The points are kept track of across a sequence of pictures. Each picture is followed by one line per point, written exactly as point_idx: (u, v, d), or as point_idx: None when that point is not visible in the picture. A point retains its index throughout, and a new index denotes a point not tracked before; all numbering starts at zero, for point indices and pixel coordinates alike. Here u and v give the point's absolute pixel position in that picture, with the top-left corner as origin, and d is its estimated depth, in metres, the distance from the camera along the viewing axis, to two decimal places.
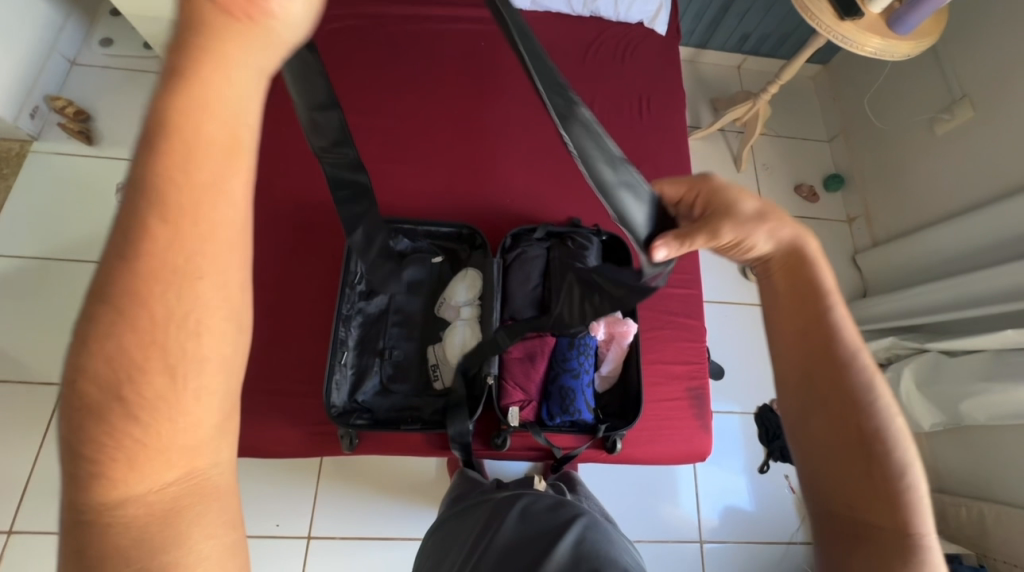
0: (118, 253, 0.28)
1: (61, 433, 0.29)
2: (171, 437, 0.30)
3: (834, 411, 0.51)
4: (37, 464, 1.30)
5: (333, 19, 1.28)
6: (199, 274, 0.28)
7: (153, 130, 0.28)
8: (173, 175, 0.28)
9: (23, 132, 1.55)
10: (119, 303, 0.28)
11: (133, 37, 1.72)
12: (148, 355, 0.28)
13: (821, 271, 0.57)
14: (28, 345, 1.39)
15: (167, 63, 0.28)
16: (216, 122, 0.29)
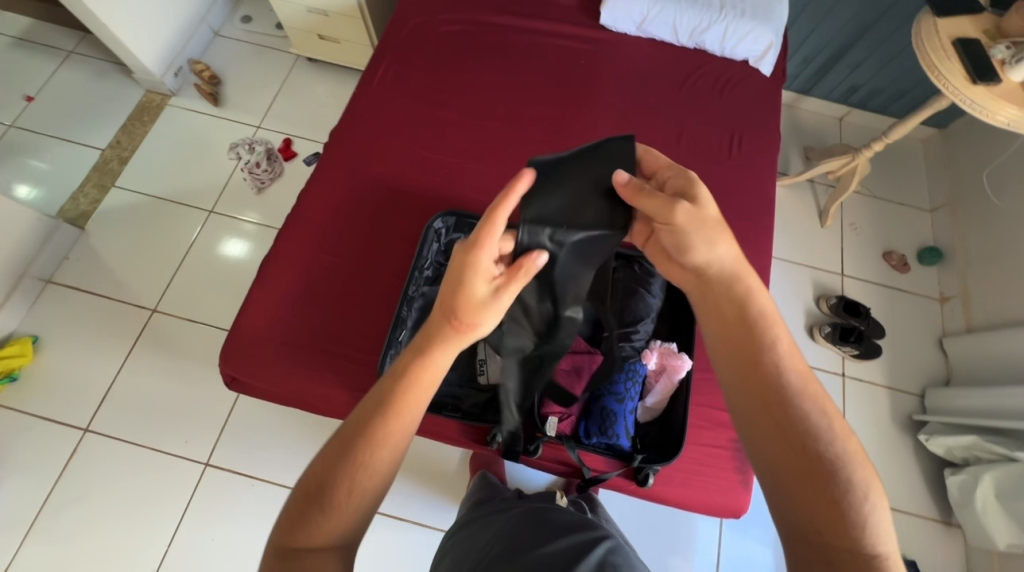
0: (367, 423, 0.56)
1: (296, 508, 0.56)
2: (337, 526, 0.55)
3: (790, 441, 0.55)
4: (119, 375, 1.47)
5: (448, 22, 1.37)
6: (387, 445, 0.56)
7: (399, 373, 0.57)
8: (399, 395, 0.57)
9: (165, 88, 1.78)
10: (348, 448, 0.56)
11: (269, 18, 1.93)
12: (344, 481, 0.55)
13: (756, 301, 0.61)
14: (133, 270, 1.58)
15: (417, 340, 0.59)
16: (427, 374, 0.58)
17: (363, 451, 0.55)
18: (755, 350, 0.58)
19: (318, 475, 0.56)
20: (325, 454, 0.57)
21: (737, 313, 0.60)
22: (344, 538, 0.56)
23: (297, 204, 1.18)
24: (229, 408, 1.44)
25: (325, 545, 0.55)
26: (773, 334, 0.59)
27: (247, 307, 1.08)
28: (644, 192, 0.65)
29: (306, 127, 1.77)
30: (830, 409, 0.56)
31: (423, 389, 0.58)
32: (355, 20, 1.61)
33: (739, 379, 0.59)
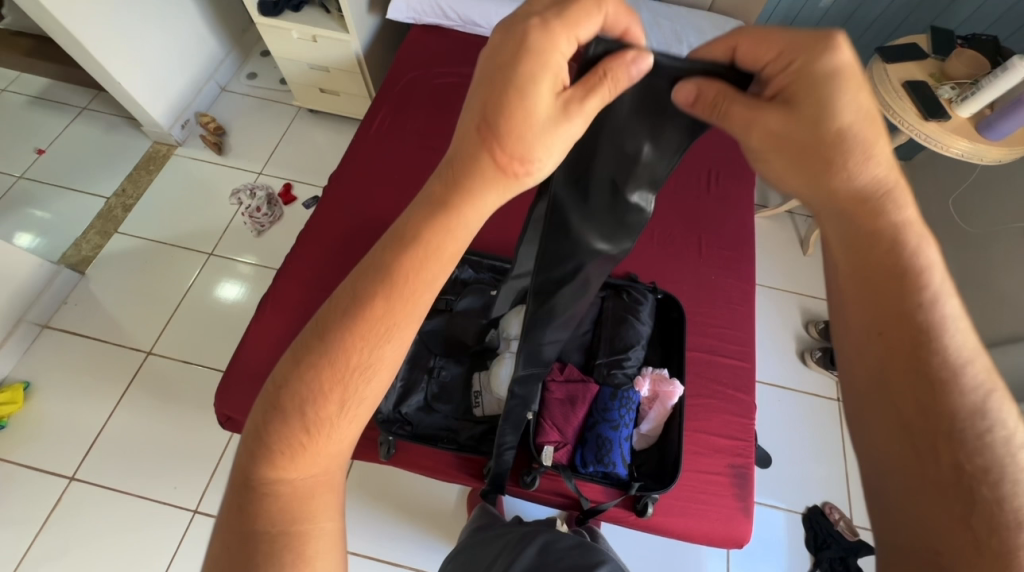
0: (359, 304, 0.44)
1: (269, 410, 0.45)
2: (327, 443, 0.45)
3: (918, 434, 0.45)
4: (109, 420, 1.44)
5: (441, 74, 1.48)
6: (389, 336, 0.45)
7: (409, 241, 0.44)
8: (408, 273, 0.44)
9: (172, 138, 1.87)
10: (335, 347, 0.44)
11: (274, 74, 2.07)
12: (336, 386, 0.44)
13: (915, 253, 0.47)
14: (130, 313, 1.60)
15: (435, 195, 0.45)
16: (450, 243, 0.45)
17: (357, 350, 0.44)
18: (900, 312, 0.46)
19: (295, 379, 0.44)
20: (301, 353, 0.45)
21: (884, 264, 0.47)
22: (333, 457, 0.47)
23: (297, 243, 1.23)
24: (221, 451, 1.41)
25: (310, 462, 0.46)
26: (932, 299, 0.46)
27: (244, 345, 1.10)
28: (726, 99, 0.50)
29: (306, 173, 1.86)
30: (997, 399, 0.44)
31: (435, 264, 0.45)
32: (354, 75, 1.72)
33: (864, 344, 0.48)
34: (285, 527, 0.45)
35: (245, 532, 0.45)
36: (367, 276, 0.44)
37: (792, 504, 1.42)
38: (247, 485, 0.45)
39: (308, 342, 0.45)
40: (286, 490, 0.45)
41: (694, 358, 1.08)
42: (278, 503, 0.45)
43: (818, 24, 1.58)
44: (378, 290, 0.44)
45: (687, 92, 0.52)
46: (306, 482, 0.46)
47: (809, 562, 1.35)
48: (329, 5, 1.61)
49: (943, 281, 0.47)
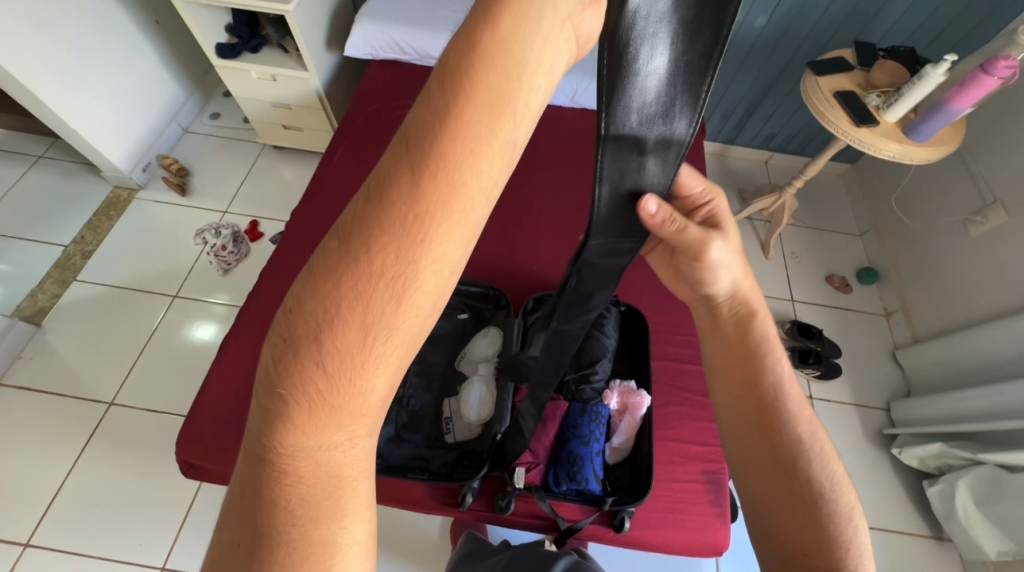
0: (375, 205, 0.31)
1: (269, 359, 0.33)
2: (351, 395, 0.32)
3: (772, 449, 0.56)
4: (68, 478, 1.37)
5: (401, 106, 1.52)
6: (422, 239, 0.31)
7: (440, 101, 0.30)
8: (443, 153, 0.30)
9: (133, 182, 1.85)
10: (354, 265, 0.31)
11: (237, 113, 2.08)
12: (357, 310, 0.31)
13: (762, 321, 0.59)
14: (90, 363, 1.54)
15: (465, 38, 0.31)
16: (490, 93, 0.31)
17: (381, 262, 0.31)
18: (755, 375, 0.58)
19: (311, 308, 0.31)
20: (321, 271, 0.32)
21: (741, 335, 0.59)
22: (365, 421, 0.34)
23: (259, 280, 1.21)
24: (190, 501, 1.35)
25: (329, 428, 0.33)
26: (775, 361, 0.58)
27: (205, 389, 1.07)
28: (670, 227, 0.55)
29: (272, 209, 1.85)
30: (821, 435, 0.57)
31: (481, 127, 0.31)
32: (316, 110, 1.75)
33: (738, 391, 0.59)
34: (313, 498, 0.33)
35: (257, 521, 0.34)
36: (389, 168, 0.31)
37: None
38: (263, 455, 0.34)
39: (322, 262, 0.32)
40: (305, 461, 0.33)
41: (662, 367, 1.10)
42: (299, 475, 0.33)
43: (755, 42, 1.68)
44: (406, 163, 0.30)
45: (651, 203, 0.53)
46: (331, 448, 0.34)
47: None
48: (288, 45, 1.65)
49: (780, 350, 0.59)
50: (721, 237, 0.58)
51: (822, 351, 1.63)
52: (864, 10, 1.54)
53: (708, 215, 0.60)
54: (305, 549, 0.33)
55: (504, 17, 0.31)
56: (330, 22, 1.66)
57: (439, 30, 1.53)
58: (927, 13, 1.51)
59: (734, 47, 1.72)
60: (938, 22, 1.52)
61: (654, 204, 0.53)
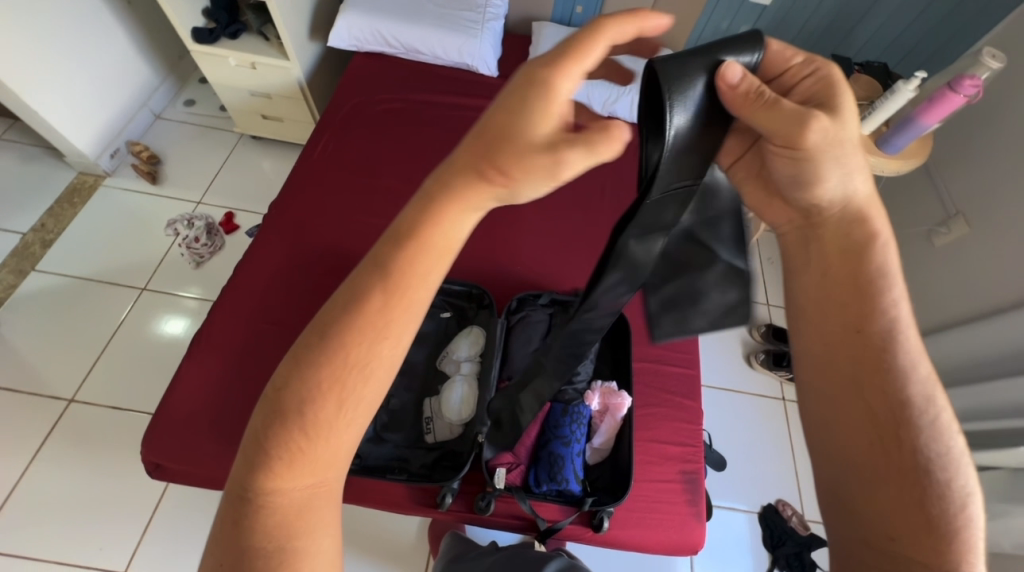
0: (346, 302, 0.36)
1: (258, 414, 0.37)
2: (322, 456, 0.36)
3: (872, 411, 0.44)
4: (22, 479, 1.30)
5: (385, 100, 1.49)
6: (386, 334, 0.36)
7: (402, 232, 0.36)
8: (405, 266, 0.35)
9: (99, 169, 1.77)
10: (330, 351, 0.35)
11: (213, 101, 2.01)
12: (332, 389, 0.35)
13: (880, 247, 0.46)
14: (49, 358, 1.46)
15: (426, 194, 0.36)
16: (444, 235, 0.36)
17: (357, 349, 0.35)
18: (863, 315, 0.45)
19: (293, 382, 0.36)
20: (302, 353, 0.36)
21: (849, 259, 0.46)
22: (332, 469, 0.38)
23: (234, 274, 1.17)
24: (156, 502, 1.30)
25: (304, 476, 0.36)
26: (892, 300, 0.45)
27: (174, 387, 1.03)
28: (755, 105, 0.47)
29: (249, 201, 1.79)
30: (938, 399, 0.45)
31: (438, 257, 0.36)
32: (298, 101, 1.70)
33: (837, 337, 0.46)
34: (281, 537, 0.36)
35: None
36: (369, 267, 0.36)
37: (751, 504, 1.46)
38: (239, 508, 0.36)
39: (305, 342, 0.37)
40: (275, 516, 0.36)
41: (643, 369, 1.11)
42: (272, 526, 0.36)
43: None
44: (374, 272, 0.36)
45: (735, 70, 0.48)
46: (299, 503, 0.37)
47: (767, 560, 1.38)
48: (269, 32, 1.60)
49: (899, 283, 0.46)
50: (832, 116, 0.45)
51: None
52: (841, 25, 1.60)
53: (813, 91, 0.48)
54: None
55: (449, 202, 0.35)
56: (314, 11, 1.62)
57: (426, 25, 1.51)
58: (899, 31, 1.57)
59: None
60: (909, 41, 1.59)
61: (738, 71, 0.47)
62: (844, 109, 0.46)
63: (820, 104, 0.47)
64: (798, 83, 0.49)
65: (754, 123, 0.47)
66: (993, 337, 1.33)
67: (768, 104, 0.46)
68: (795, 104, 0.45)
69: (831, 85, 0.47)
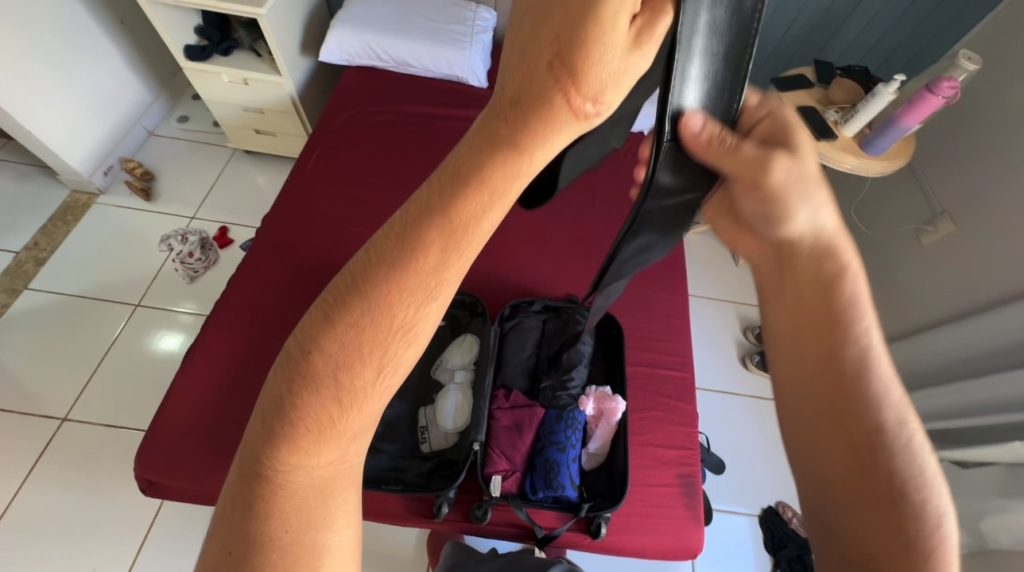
0: (393, 252, 0.30)
1: (279, 378, 0.32)
2: (354, 430, 0.33)
3: (848, 438, 0.45)
4: (15, 500, 1.28)
5: (377, 113, 1.51)
6: (437, 293, 0.31)
7: (468, 171, 0.30)
8: (469, 213, 0.30)
9: (93, 186, 1.77)
10: (373, 306, 0.30)
11: (206, 117, 2.02)
12: (372, 351, 0.31)
13: (850, 276, 0.46)
14: (42, 377, 1.45)
15: (499, 129, 0.31)
16: (520, 177, 0.31)
17: (404, 308, 0.30)
18: (834, 345, 0.46)
19: (324, 340, 0.31)
20: (336, 305, 0.31)
21: (820, 291, 0.47)
22: (360, 439, 0.34)
23: (228, 287, 1.18)
24: (151, 520, 1.29)
25: (332, 446, 0.32)
26: (863, 330, 0.46)
27: (168, 402, 1.03)
28: (720, 152, 0.46)
29: (243, 215, 1.80)
30: (912, 423, 0.45)
31: (504, 202, 0.31)
32: (290, 115, 1.72)
33: (811, 368, 0.48)
34: (303, 516, 0.32)
35: (233, 559, 0.32)
36: (421, 207, 0.30)
37: (751, 507, 1.46)
38: (253, 483, 0.32)
39: (338, 292, 0.31)
40: (294, 495, 0.32)
41: (637, 373, 1.12)
42: (292, 508, 0.32)
43: None
44: (429, 216, 0.30)
45: (697, 118, 0.44)
46: (325, 481, 0.33)
47: (769, 563, 1.37)
48: (261, 48, 1.62)
49: (871, 312, 0.46)
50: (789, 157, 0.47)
51: None
52: (822, 31, 1.63)
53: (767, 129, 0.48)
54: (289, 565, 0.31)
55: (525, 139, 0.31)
56: (305, 27, 1.64)
57: (416, 38, 1.54)
58: (879, 36, 1.61)
59: None
60: (889, 45, 1.63)
61: (700, 120, 0.44)
62: (799, 145, 0.47)
63: (776, 143, 0.47)
64: (755, 121, 0.49)
65: (720, 168, 0.47)
66: (983, 334, 1.34)
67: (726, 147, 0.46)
68: (755, 150, 0.46)
69: (783, 127, 0.48)
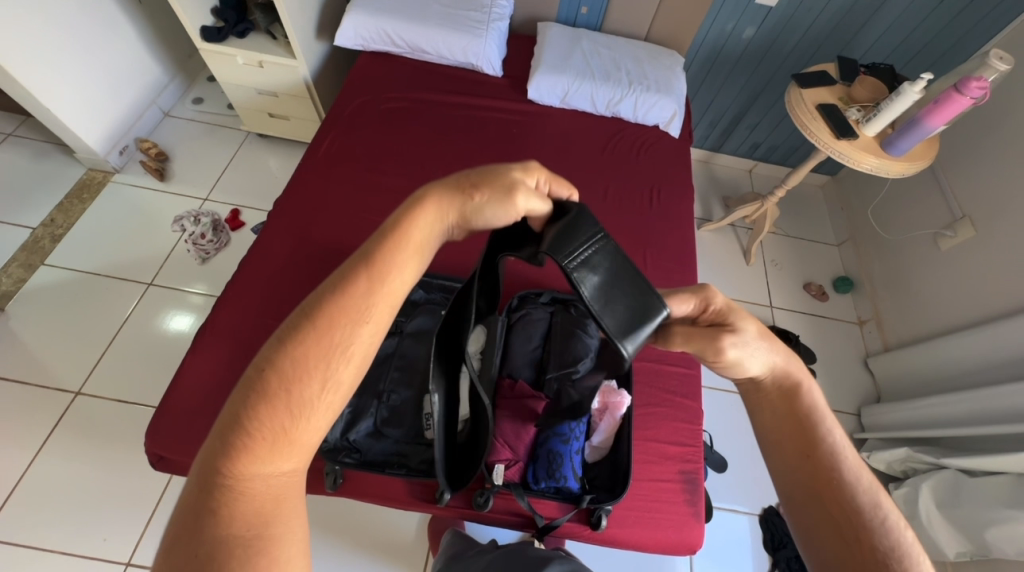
0: (331, 297, 0.42)
1: (234, 402, 0.40)
2: (302, 437, 0.41)
3: (834, 528, 0.49)
4: (29, 470, 1.32)
5: (390, 100, 1.50)
6: (365, 322, 0.42)
7: (384, 244, 0.45)
8: (387, 269, 0.44)
9: (108, 165, 1.79)
10: (317, 333, 0.41)
11: (221, 99, 2.03)
12: (316, 368, 0.41)
13: (805, 390, 0.55)
14: (57, 351, 1.48)
15: (400, 219, 0.47)
16: (417, 245, 0.47)
17: (340, 330, 0.41)
18: (807, 447, 0.52)
19: (278, 361, 0.40)
20: (288, 334, 0.41)
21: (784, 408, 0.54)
22: (307, 452, 0.42)
23: (239, 269, 1.19)
24: (160, 494, 1.32)
25: (284, 455, 0.41)
26: (829, 429, 0.52)
27: (178, 380, 1.04)
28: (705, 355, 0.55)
29: (255, 198, 1.81)
30: (887, 505, 0.50)
31: (409, 262, 0.46)
32: (304, 99, 1.72)
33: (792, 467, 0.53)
34: (258, 519, 0.39)
35: (197, 563, 0.37)
36: (354, 263, 0.44)
37: (751, 506, 1.46)
38: (214, 493, 0.39)
39: (291, 326, 0.41)
40: (252, 498, 0.39)
41: (643, 368, 1.12)
42: (251, 506, 0.39)
43: (742, 54, 1.72)
44: (360, 274, 0.43)
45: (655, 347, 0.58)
46: (280, 483, 0.41)
47: (767, 563, 1.37)
48: (275, 31, 1.61)
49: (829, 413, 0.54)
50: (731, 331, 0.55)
51: (799, 356, 1.66)
52: (848, 27, 1.59)
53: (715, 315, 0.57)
54: (252, 555, 0.38)
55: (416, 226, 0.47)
56: (320, 11, 1.63)
57: (432, 24, 1.52)
58: (906, 33, 1.56)
59: (723, 59, 1.75)
60: (917, 43, 1.58)
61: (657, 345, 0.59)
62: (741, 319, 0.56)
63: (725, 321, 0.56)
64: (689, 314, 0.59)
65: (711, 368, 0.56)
66: (999, 342, 1.31)
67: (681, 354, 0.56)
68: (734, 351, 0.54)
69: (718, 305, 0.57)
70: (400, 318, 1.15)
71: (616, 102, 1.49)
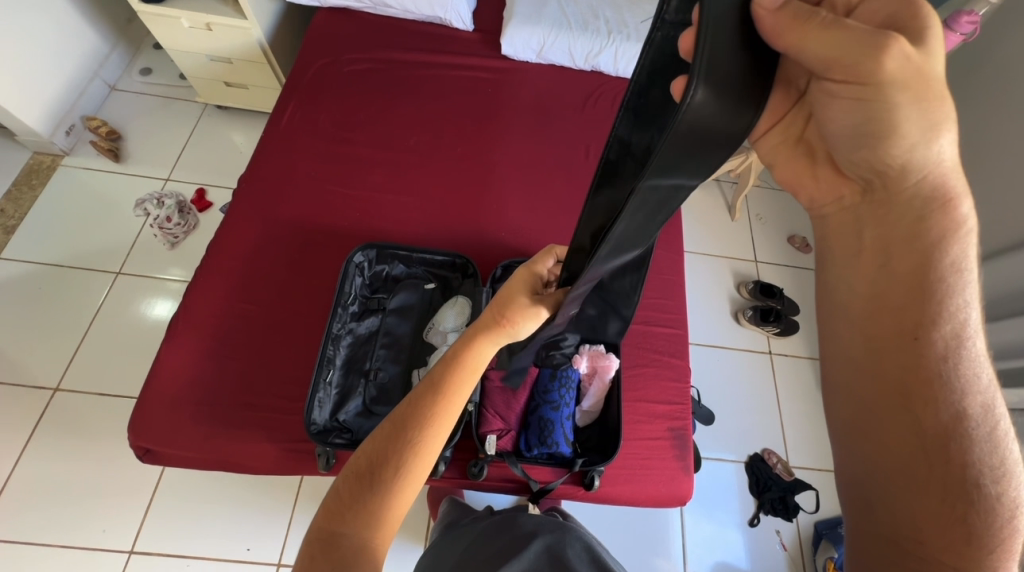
0: (411, 404, 0.62)
1: (337, 484, 0.61)
2: (381, 512, 0.58)
3: (915, 416, 0.52)
4: (17, 468, 1.30)
5: (354, 61, 1.40)
6: (439, 423, 0.61)
7: (452, 360, 0.64)
8: (453, 384, 0.63)
9: (56, 147, 1.67)
10: (398, 430, 0.60)
11: (171, 68, 1.87)
12: (398, 457, 0.59)
13: (950, 244, 0.52)
14: (28, 347, 1.43)
15: (456, 349, 0.65)
16: (476, 359, 0.65)
17: (413, 432, 0.60)
18: (920, 326, 0.52)
19: (373, 453, 0.60)
20: (381, 433, 0.61)
21: (916, 261, 0.53)
22: (393, 512, 0.59)
23: (208, 252, 1.13)
24: (154, 483, 1.31)
25: (369, 521, 0.58)
26: (959, 310, 0.52)
27: (156, 371, 1.01)
28: (810, 25, 0.43)
29: (220, 175, 1.71)
30: (999, 408, 0.52)
31: (468, 374, 0.64)
32: (262, 66, 1.60)
33: (900, 339, 0.53)
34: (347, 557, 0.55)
35: None
36: (429, 382, 0.63)
37: (737, 454, 1.52)
38: (321, 544, 0.57)
39: (384, 431, 0.62)
40: (352, 544, 0.56)
41: (631, 331, 1.11)
42: (346, 552, 0.56)
43: None
44: (432, 391, 0.62)
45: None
46: (366, 544, 0.57)
47: (753, 505, 1.45)
48: None
49: (968, 275, 0.53)
50: (915, 45, 0.45)
51: (782, 309, 1.69)
52: None
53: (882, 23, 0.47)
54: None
55: (469, 357, 0.64)
56: None
57: None
58: None
59: None
60: None
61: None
62: (920, 33, 0.46)
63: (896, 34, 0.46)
64: (861, 2, 0.48)
65: (804, 50, 0.44)
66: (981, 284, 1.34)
67: (831, 22, 0.44)
68: (864, 26, 0.44)
69: (908, 4, 0.47)
70: (381, 295, 1.14)
71: (594, 54, 1.41)
